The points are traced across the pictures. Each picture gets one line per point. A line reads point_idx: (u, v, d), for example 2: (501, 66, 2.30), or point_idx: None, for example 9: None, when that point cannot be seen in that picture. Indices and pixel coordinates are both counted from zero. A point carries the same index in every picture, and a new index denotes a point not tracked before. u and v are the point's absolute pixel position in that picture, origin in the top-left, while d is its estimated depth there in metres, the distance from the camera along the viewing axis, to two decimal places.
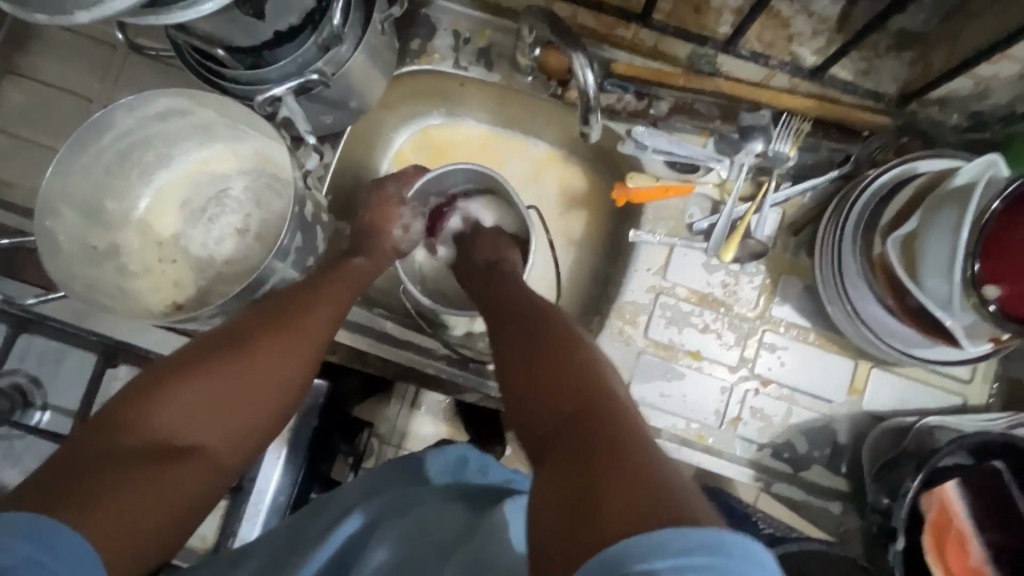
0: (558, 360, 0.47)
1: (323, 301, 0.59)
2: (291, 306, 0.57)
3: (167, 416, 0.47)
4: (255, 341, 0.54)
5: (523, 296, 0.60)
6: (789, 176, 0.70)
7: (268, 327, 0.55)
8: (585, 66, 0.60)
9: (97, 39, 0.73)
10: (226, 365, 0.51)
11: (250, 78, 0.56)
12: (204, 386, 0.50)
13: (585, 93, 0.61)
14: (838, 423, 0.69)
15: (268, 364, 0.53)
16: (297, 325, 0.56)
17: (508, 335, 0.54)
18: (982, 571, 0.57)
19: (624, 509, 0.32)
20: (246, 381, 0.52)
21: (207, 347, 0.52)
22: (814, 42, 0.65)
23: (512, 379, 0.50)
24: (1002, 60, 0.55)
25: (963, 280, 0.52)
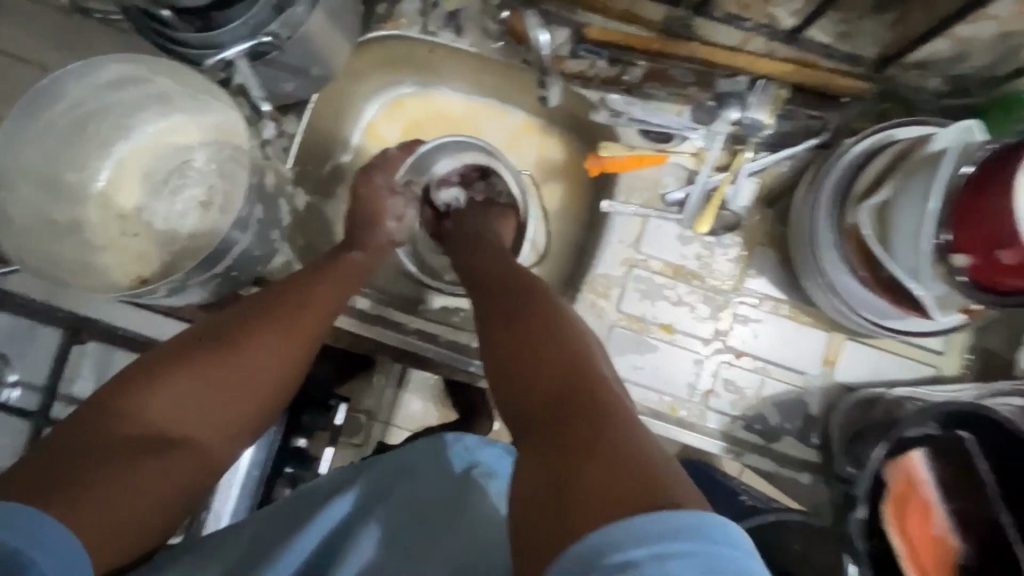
0: (549, 344, 0.46)
1: (319, 294, 0.58)
2: (288, 300, 0.57)
3: (159, 412, 0.48)
4: (249, 334, 0.53)
5: (513, 272, 0.58)
6: (766, 145, 0.67)
7: (264, 321, 0.54)
8: (540, 23, 0.60)
9: (51, 4, 0.70)
10: (220, 359, 0.51)
11: (201, 41, 0.53)
12: (196, 382, 0.50)
13: (541, 58, 0.60)
14: (811, 395, 0.69)
15: (263, 359, 0.53)
16: (294, 320, 0.55)
17: (497, 308, 0.53)
18: (945, 539, 0.58)
19: (601, 500, 0.32)
20: (237, 375, 0.51)
21: (204, 341, 0.52)
22: (792, 4, 0.64)
23: (498, 354, 0.49)
24: (981, 18, 0.53)
25: (932, 248, 0.52)
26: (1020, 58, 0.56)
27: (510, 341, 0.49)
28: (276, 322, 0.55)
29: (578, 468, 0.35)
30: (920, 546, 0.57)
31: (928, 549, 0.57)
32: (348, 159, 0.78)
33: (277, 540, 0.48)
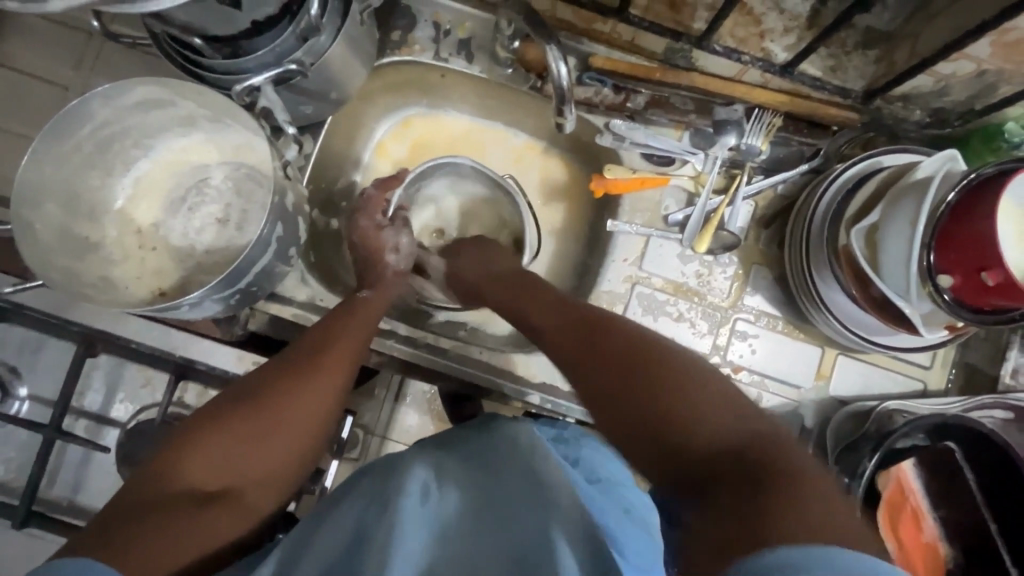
0: (654, 384, 0.45)
1: (353, 335, 0.61)
2: (322, 345, 0.59)
3: (208, 462, 0.50)
4: (288, 381, 0.56)
5: (580, 306, 0.56)
6: (761, 169, 0.72)
7: (294, 370, 0.57)
8: (559, 59, 0.61)
9: (72, 25, 0.72)
10: (258, 409, 0.53)
11: (228, 68, 0.56)
12: (240, 432, 0.52)
13: (559, 87, 0.62)
14: (805, 408, 0.72)
15: (296, 405, 0.55)
16: (322, 366, 0.58)
17: (585, 338, 0.52)
18: (937, 546, 0.62)
19: (769, 528, 0.34)
20: (279, 421, 0.54)
21: (242, 394, 0.54)
22: (785, 39, 0.66)
23: (593, 386, 0.48)
24: (960, 59, 0.56)
25: (918, 271, 0.55)
26: (998, 94, 0.59)
27: (599, 376, 0.48)
28: (305, 368, 0.57)
29: (750, 516, 0.35)
30: (910, 552, 0.60)
31: (920, 556, 0.61)
32: (358, 177, 0.80)
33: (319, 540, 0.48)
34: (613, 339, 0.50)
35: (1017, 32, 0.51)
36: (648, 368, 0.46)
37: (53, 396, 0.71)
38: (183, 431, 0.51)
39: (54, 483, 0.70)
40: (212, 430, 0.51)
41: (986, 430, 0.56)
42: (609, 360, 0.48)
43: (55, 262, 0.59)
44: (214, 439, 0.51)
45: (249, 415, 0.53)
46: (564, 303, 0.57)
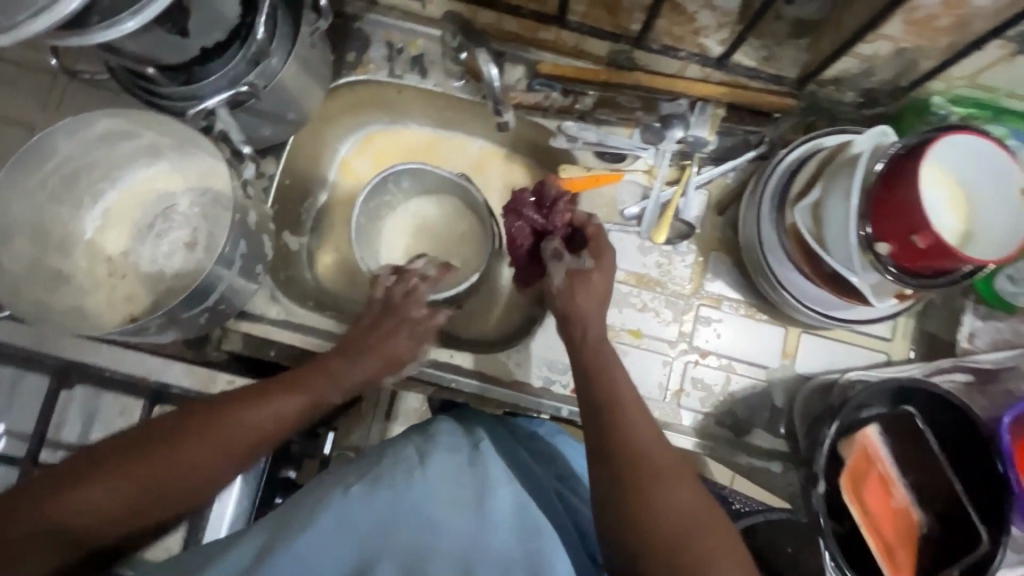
0: (669, 533, 0.47)
1: (288, 402, 0.54)
2: (255, 398, 0.53)
3: (88, 516, 0.46)
4: (202, 437, 0.50)
5: (621, 392, 0.55)
6: (710, 159, 0.74)
7: (208, 429, 0.51)
8: (489, 61, 0.66)
9: (37, 69, 0.75)
10: (153, 465, 0.48)
11: (183, 94, 0.59)
12: (120, 487, 0.47)
13: (492, 89, 0.67)
14: (774, 387, 0.73)
15: (198, 464, 0.50)
16: (238, 432, 0.51)
17: (617, 428, 0.52)
18: (909, 511, 0.61)
19: None
20: (171, 481, 0.49)
21: (146, 440, 0.49)
22: (719, 35, 0.68)
23: (612, 506, 0.49)
24: (878, 40, 0.59)
25: (857, 242, 0.57)
26: (919, 69, 0.62)
27: (604, 477, 0.51)
28: (219, 429, 0.51)
29: None
30: (878, 514, 0.59)
31: (890, 520, 0.60)
32: (324, 197, 0.82)
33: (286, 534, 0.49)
34: (640, 449, 0.51)
35: (924, 8, 0.54)
36: (673, 515, 0.48)
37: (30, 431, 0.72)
38: (75, 462, 0.47)
39: None
40: (98, 478, 0.47)
41: (940, 391, 0.58)
42: (631, 459, 0.51)
43: (24, 293, 0.61)
44: (105, 493, 0.46)
45: (141, 470, 0.48)
46: (604, 381, 0.55)
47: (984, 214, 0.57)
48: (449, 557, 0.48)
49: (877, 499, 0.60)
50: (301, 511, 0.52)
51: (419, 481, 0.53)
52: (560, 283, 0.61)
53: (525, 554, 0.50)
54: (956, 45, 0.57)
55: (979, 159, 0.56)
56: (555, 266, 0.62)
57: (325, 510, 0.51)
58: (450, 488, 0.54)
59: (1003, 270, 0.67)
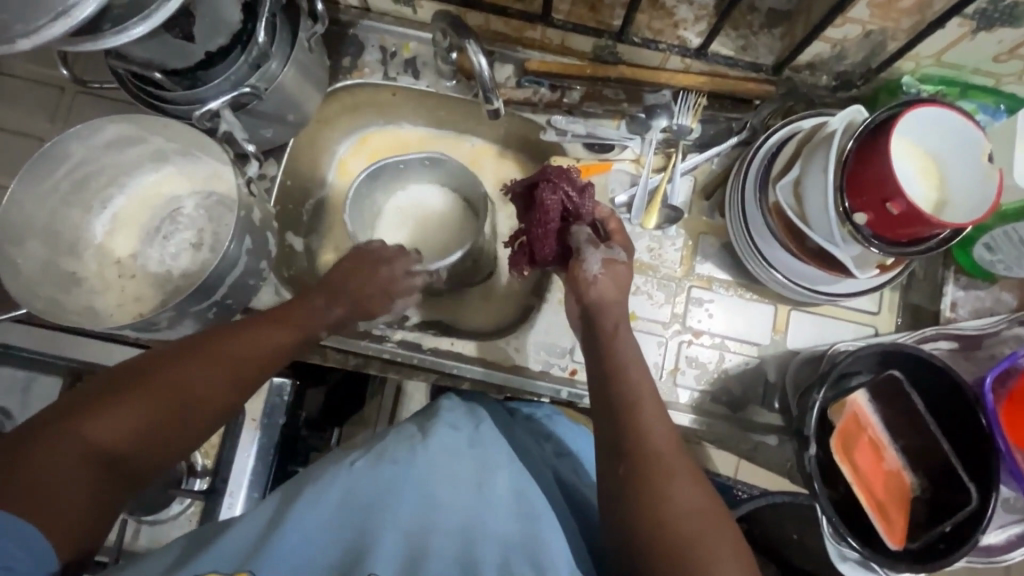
0: (682, 534, 0.47)
1: (281, 330, 0.59)
2: (256, 325, 0.59)
3: (106, 430, 0.47)
4: (213, 355, 0.54)
5: (635, 384, 0.56)
6: (695, 146, 0.77)
7: (219, 342, 0.55)
8: (479, 52, 0.68)
9: (46, 83, 0.78)
10: (169, 375, 0.51)
11: (188, 98, 0.62)
12: (143, 398, 0.49)
13: (483, 79, 0.69)
14: (767, 363, 0.75)
15: (215, 371, 0.53)
16: (247, 343, 0.57)
17: (628, 421, 0.53)
18: (901, 474, 0.63)
19: None
20: (191, 387, 0.52)
21: (161, 358, 0.53)
22: (697, 27, 0.72)
23: (624, 503, 0.50)
24: (846, 23, 0.63)
25: (837, 215, 0.59)
26: (887, 51, 0.66)
27: (614, 465, 0.52)
28: (230, 342, 0.56)
29: None
30: (869, 474, 0.61)
31: (881, 481, 0.62)
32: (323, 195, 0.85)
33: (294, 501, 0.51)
34: (655, 450, 0.51)
35: None
36: (685, 519, 0.48)
37: None
38: (93, 388, 0.49)
39: None
40: (124, 392, 0.49)
41: (925, 355, 0.60)
42: (638, 450, 0.51)
43: (38, 293, 0.63)
44: (121, 406, 0.48)
45: (163, 381, 0.51)
46: (621, 375, 0.57)
47: (954, 183, 0.60)
48: (450, 530, 0.50)
49: (871, 463, 0.62)
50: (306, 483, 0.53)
51: (422, 457, 0.55)
52: (597, 271, 0.64)
53: (524, 529, 0.52)
54: (920, 25, 0.61)
55: (946, 131, 0.59)
56: (592, 255, 0.65)
57: (332, 484, 0.52)
58: (453, 465, 0.56)
59: (980, 239, 0.68)
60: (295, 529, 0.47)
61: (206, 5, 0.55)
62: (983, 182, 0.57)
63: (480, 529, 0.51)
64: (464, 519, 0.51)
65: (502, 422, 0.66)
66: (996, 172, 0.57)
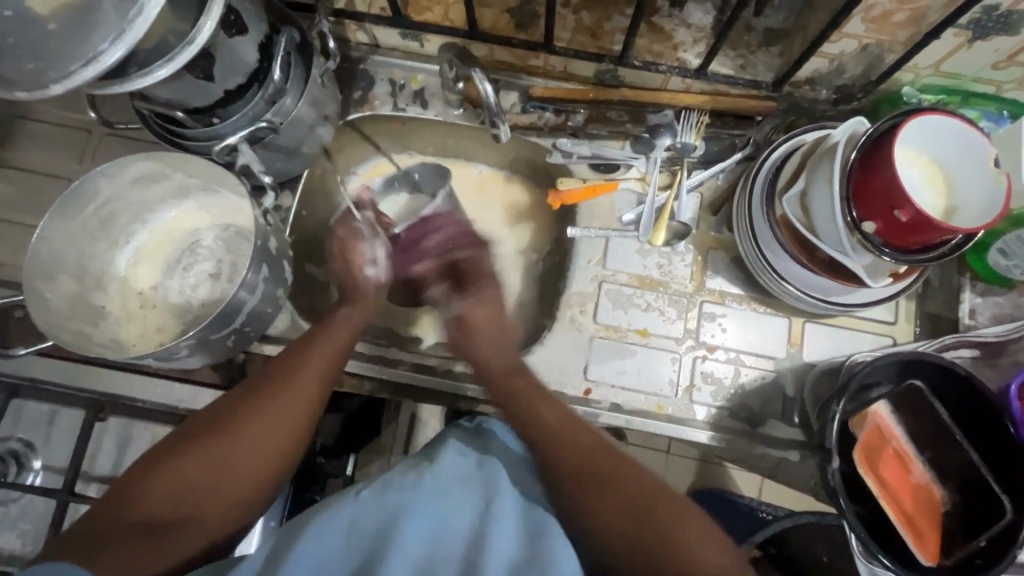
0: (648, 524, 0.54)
1: (323, 365, 0.64)
2: (277, 378, 0.62)
3: (157, 495, 0.53)
4: (260, 405, 0.59)
5: (550, 412, 0.64)
6: (700, 163, 0.78)
7: (270, 389, 0.60)
8: (485, 79, 0.70)
9: (75, 126, 0.82)
10: (236, 426, 0.57)
11: (207, 134, 0.65)
12: (217, 451, 0.56)
13: (489, 105, 0.71)
14: (784, 377, 0.74)
15: (273, 416, 0.59)
16: (294, 385, 0.61)
17: (545, 451, 0.60)
18: (929, 486, 0.61)
19: None
20: (254, 433, 0.57)
21: (226, 410, 0.59)
22: (696, 48, 0.74)
23: (595, 506, 0.56)
24: (842, 38, 0.64)
25: (845, 225, 0.60)
26: (886, 63, 0.67)
27: (568, 484, 0.58)
28: (278, 387, 0.61)
29: None
30: (895, 486, 0.60)
31: (909, 493, 0.60)
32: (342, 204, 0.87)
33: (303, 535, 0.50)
34: (611, 463, 0.58)
35: (880, 6, 0.59)
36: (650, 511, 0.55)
37: (66, 464, 0.75)
38: (177, 441, 0.57)
39: None
40: (200, 445, 0.56)
41: (948, 363, 0.59)
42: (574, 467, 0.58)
43: (65, 326, 0.65)
44: (167, 473, 0.54)
45: (232, 432, 0.57)
46: (531, 409, 0.64)
47: (962, 188, 0.60)
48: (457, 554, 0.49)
49: (897, 478, 0.61)
50: (312, 517, 0.53)
51: (432, 480, 0.55)
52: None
53: (533, 550, 0.50)
54: (916, 37, 0.62)
55: (945, 141, 0.59)
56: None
57: (338, 511, 0.52)
58: (461, 490, 0.55)
59: (993, 245, 0.68)
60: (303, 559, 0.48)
61: (224, 47, 0.58)
62: (991, 186, 0.57)
63: (485, 548, 0.49)
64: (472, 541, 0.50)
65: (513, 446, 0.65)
66: (1003, 176, 0.57)
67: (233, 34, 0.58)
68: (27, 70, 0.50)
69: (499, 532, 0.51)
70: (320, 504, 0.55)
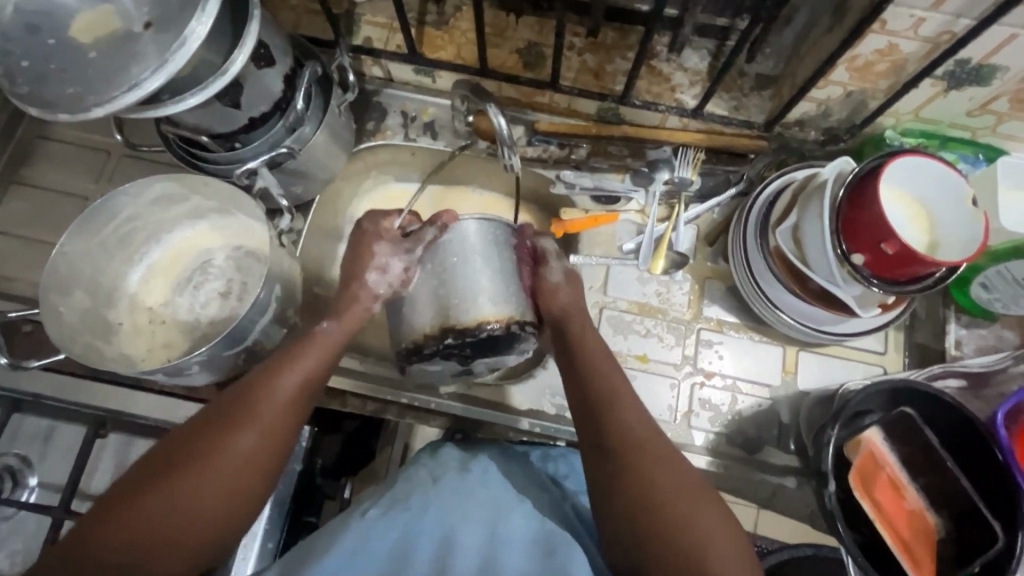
0: (664, 513, 0.52)
1: (277, 395, 0.58)
2: (248, 403, 0.57)
3: (118, 534, 0.50)
4: (213, 446, 0.55)
5: (643, 442, 0.56)
6: (696, 197, 0.82)
7: (224, 426, 0.56)
8: (498, 113, 0.73)
9: (94, 147, 0.85)
10: (189, 469, 0.53)
11: (228, 158, 0.68)
12: (166, 498, 0.52)
13: (501, 135, 0.74)
14: (779, 404, 0.76)
15: (226, 456, 0.55)
16: (247, 420, 0.56)
17: (629, 489, 0.54)
18: (923, 514, 0.62)
19: None
20: (208, 474, 0.54)
21: (177, 450, 0.55)
22: (693, 90, 0.79)
23: (614, 490, 0.55)
24: (828, 85, 0.69)
25: (835, 256, 0.63)
26: (868, 108, 0.72)
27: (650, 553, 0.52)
28: (232, 424, 0.56)
29: None
30: (889, 511, 0.61)
31: (902, 520, 0.61)
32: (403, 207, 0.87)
33: (313, 555, 0.52)
34: (632, 437, 0.56)
35: (862, 57, 0.64)
36: (638, 481, 0.54)
37: (62, 483, 0.75)
38: (124, 485, 0.53)
39: None
40: (146, 490, 0.52)
41: (943, 394, 0.61)
42: (659, 519, 0.52)
43: (76, 341, 0.66)
44: (135, 504, 0.51)
45: (184, 476, 0.53)
46: (615, 431, 0.57)
47: (941, 224, 0.64)
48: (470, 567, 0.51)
49: (892, 503, 0.62)
50: (321, 540, 0.55)
51: (439, 498, 0.57)
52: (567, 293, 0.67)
53: (546, 563, 0.53)
54: (896, 85, 0.67)
55: (928, 178, 0.63)
56: (554, 266, 0.67)
57: (349, 531, 0.54)
58: (469, 508, 0.56)
59: (975, 279, 0.71)
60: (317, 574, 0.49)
61: (252, 77, 0.62)
62: (970, 224, 0.62)
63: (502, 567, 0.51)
64: (486, 554, 0.52)
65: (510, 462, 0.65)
66: (980, 214, 0.61)
67: (262, 66, 0.62)
68: (67, 95, 0.53)
69: (512, 550, 0.53)
70: (331, 526, 0.57)
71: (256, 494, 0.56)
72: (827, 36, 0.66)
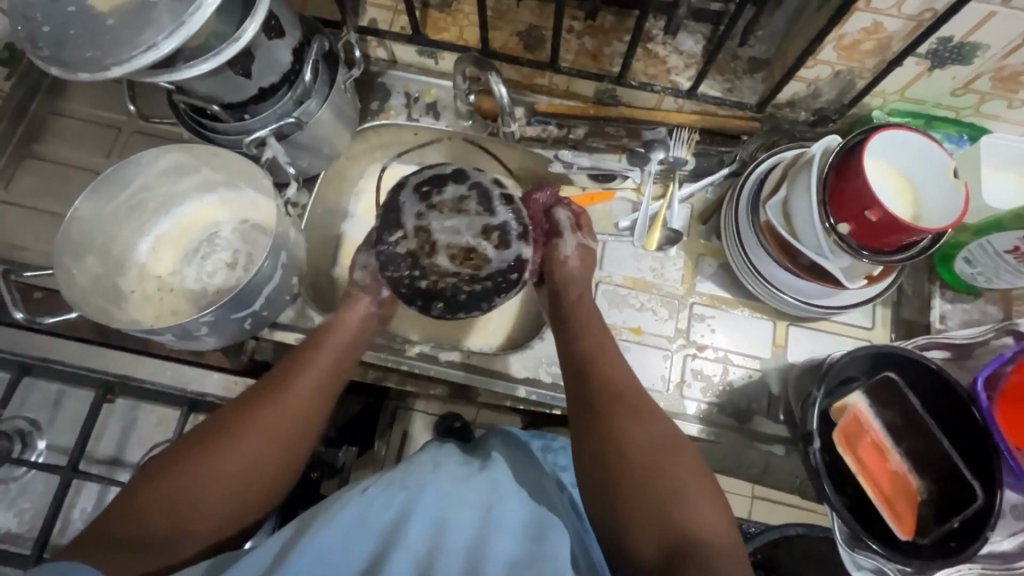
0: (639, 454, 0.55)
1: (310, 376, 0.63)
2: (284, 383, 0.61)
3: (151, 494, 0.52)
4: (253, 419, 0.58)
5: (634, 393, 0.61)
6: (690, 176, 0.84)
7: (261, 401, 0.59)
8: (500, 83, 0.76)
9: (104, 123, 0.87)
10: (227, 436, 0.56)
11: (237, 128, 0.70)
12: (201, 462, 0.54)
13: (501, 104, 0.77)
14: (769, 376, 0.78)
15: (264, 427, 0.57)
16: (283, 395, 0.60)
17: (611, 425, 0.57)
18: (905, 475, 0.64)
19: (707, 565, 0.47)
20: (244, 443, 0.56)
21: (216, 423, 0.58)
22: (687, 72, 0.82)
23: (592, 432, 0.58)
24: (817, 65, 0.72)
25: (823, 227, 0.65)
26: (856, 89, 0.74)
27: (616, 488, 0.54)
28: (271, 400, 0.59)
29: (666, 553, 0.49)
30: (874, 472, 0.63)
31: (887, 479, 0.64)
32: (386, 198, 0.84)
33: (308, 531, 0.52)
34: (615, 390, 0.61)
35: (849, 35, 0.66)
36: (622, 420, 0.58)
37: (68, 446, 0.77)
38: (160, 457, 0.55)
39: (66, 529, 0.74)
40: (185, 456, 0.55)
41: (932, 363, 0.63)
42: (630, 460, 0.55)
43: (90, 303, 0.69)
44: (153, 485, 0.53)
45: (221, 442, 0.56)
46: (599, 386, 0.61)
47: (928, 198, 0.66)
48: (460, 547, 0.52)
49: (879, 468, 0.64)
50: (318, 514, 0.54)
51: (435, 482, 0.57)
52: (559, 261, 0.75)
53: (528, 549, 0.53)
54: (882, 64, 0.69)
55: (911, 153, 0.66)
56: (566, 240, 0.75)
57: (347, 506, 0.54)
58: (465, 491, 0.57)
59: (959, 254, 0.74)
60: (314, 544, 0.50)
61: (263, 48, 0.64)
62: (952, 194, 0.64)
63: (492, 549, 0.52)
64: (475, 534, 0.53)
65: (508, 458, 0.67)
66: (962, 185, 0.64)
67: (273, 37, 0.64)
68: (87, 57, 0.55)
69: (502, 535, 0.53)
70: (327, 502, 0.56)
71: (287, 468, 0.59)
72: (816, 16, 0.68)
